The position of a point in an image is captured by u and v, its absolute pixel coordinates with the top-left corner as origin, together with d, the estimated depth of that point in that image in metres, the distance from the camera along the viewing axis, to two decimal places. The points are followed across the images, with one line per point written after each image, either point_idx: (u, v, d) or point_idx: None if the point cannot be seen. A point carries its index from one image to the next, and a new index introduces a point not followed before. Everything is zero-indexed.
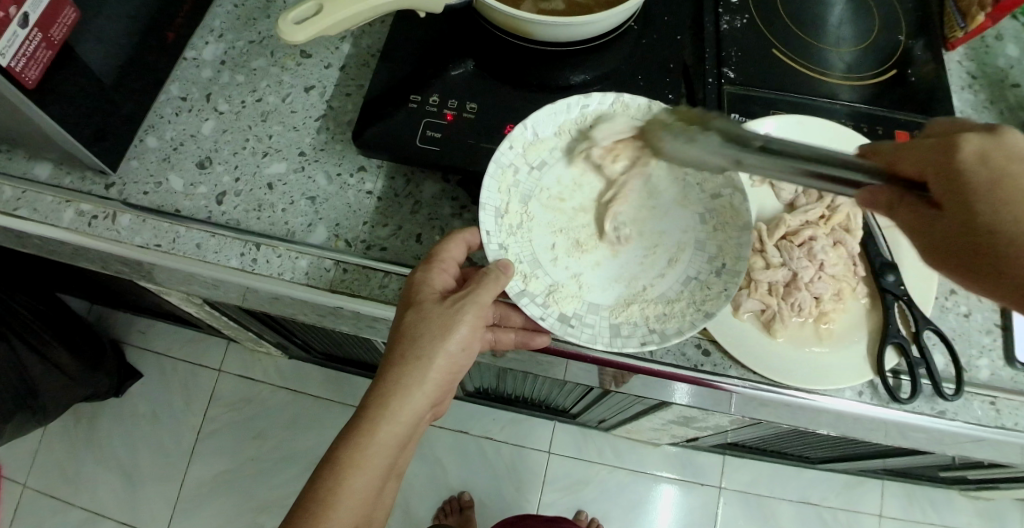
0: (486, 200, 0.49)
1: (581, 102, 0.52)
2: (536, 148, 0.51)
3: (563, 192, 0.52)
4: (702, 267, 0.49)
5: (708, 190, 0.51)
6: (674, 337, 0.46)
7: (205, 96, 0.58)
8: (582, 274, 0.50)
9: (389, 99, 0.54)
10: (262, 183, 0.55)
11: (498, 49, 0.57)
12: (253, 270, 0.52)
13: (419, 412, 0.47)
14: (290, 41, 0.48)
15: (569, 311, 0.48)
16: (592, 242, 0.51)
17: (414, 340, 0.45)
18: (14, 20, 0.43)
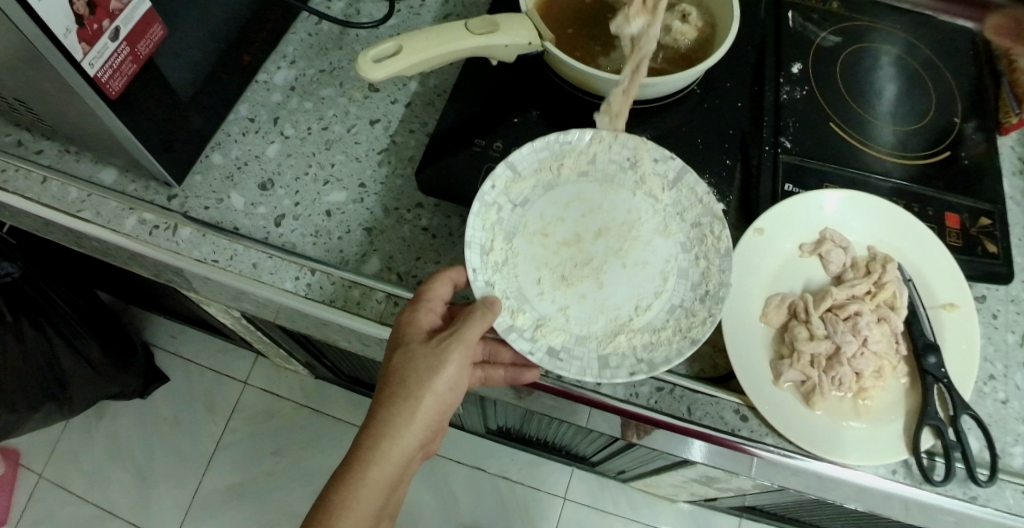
0: (469, 237, 0.48)
1: (561, 137, 0.51)
2: (519, 184, 0.51)
3: (547, 226, 0.51)
4: (687, 295, 0.48)
5: (692, 220, 0.50)
6: (664, 366, 0.45)
7: (273, 120, 0.60)
8: (570, 307, 0.48)
9: (454, 139, 0.55)
10: (321, 210, 0.57)
11: (561, 100, 0.58)
12: (307, 294, 0.53)
13: (410, 453, 0.46)
14: (365, 76, 0.49)
15: (557, 345, 0.47)
16: (578, 274, 0.49)
17: (402, 381, 0.45)
18: (106, 33, 0.46)
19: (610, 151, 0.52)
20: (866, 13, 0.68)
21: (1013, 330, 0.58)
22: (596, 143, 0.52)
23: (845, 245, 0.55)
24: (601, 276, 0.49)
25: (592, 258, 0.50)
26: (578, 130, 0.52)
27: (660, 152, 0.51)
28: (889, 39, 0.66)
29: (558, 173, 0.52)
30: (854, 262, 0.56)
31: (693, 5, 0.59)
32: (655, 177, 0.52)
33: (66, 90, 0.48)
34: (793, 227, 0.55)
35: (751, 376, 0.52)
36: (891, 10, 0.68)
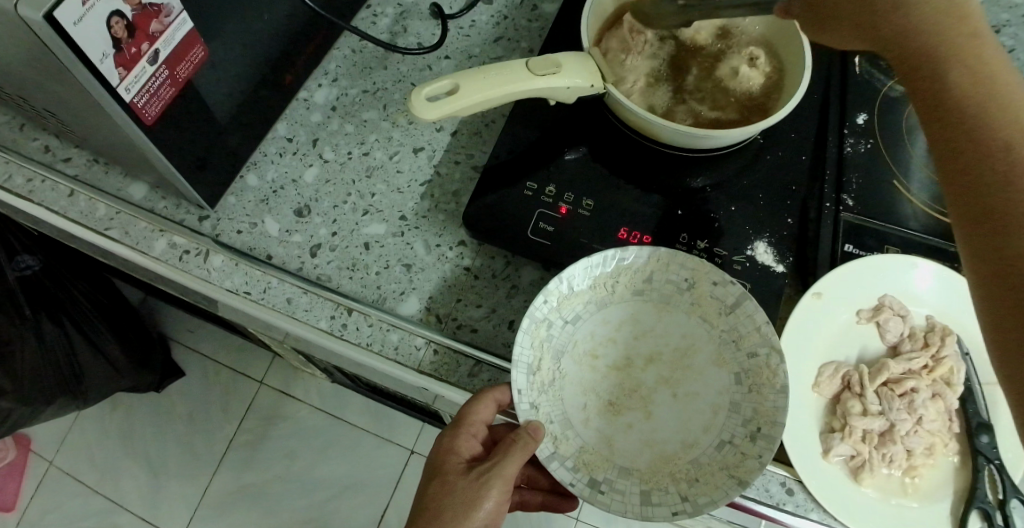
0: (518, 355, 0.46)
1: (619, 254, 0.48)
2: (571, 300, 0.49)
3: (596, 347, 0.49)
4: (738, 429, 0.45)
5: (748, 349, 0.47)
6: (710, 508, 0.42)
7: (312, 141, 0.57)
8: (614, 437, 0.46)
9: (503, 179, 0.53)
10: (359, 242, 0.54)
11: (629, 150, 0.55)
12: (342, 335, 0.51)
13: None
14: (418, 114, 0.46)
15: (599, 477, 0.45)
16: (625, 402, 0.47)
17: (437, 514, 0.44)
18: (145, 56, 0.42)
19: (667, 269, 0.49)
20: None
21: None
22: (654, 262, 0.49)
23: (904, 313, 0.53)
24: (649, 406, 0.47)
25: (641, 386, 0.48)
26: (637, 248, 0.48)
27: (720, 276, 0.47)
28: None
29: (613, 294, 0.50)
30: (912, 332, 0.53)
31: (762, 48, 0.56)
32: (713, 300, 0.48)
33: (98, 109, 0.44)
34: (850, 294, 0.53)
35: (798, 449, 0.50)
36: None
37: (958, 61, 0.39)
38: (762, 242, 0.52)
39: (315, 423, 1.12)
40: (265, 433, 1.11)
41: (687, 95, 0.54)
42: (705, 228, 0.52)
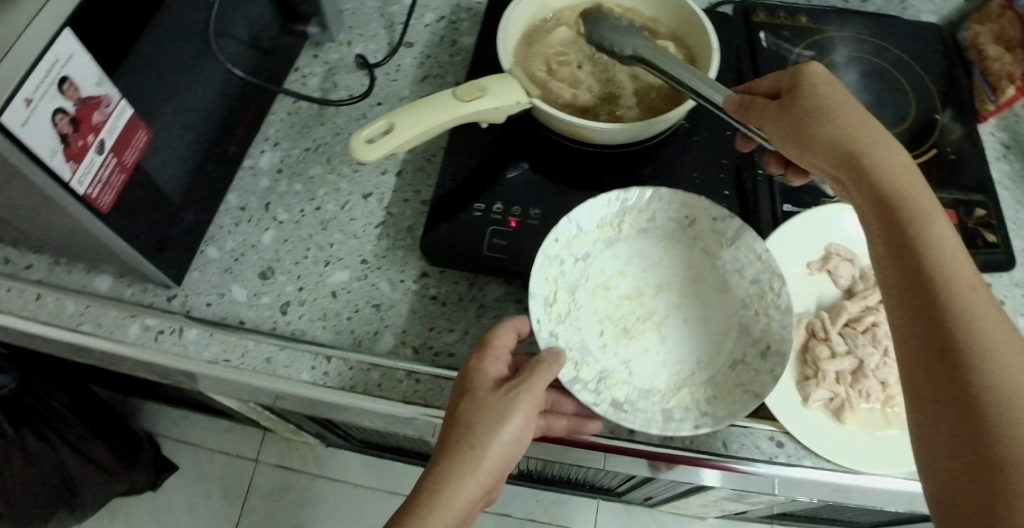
0: (534, 288, 0.49)
1: (622, 196, 0.53)
2: (579, 240, 0.52)
3: (609, 281, 0.52)
4: (748, 348, 0.48)
5: (751, 276, 0.51)
6: (730, 418, 0.45)
7: (264, 205, 0.59)
8: (632, 361, 0.49)
9: (451, 206, 0.55)
10: (326, 291, 0.56)
11: (558, 154, 0.58)
12: (324, 382, 0.52)
13: (470, 503, 0.43)
14: (361, 158, 0.48)
15: (621, 397, 0.46)
16: (638, 328, 0.50)
17: (468, 428, 0.43)
18: (91, 148, 0.43)
19: (669, 208, 0.53)
20: (833, 22, 0.68)
21: None
22: (655, 202, 0.53)
23: (852, 257, 0.56)
24: (661, 330, 0.50)
25: (653, 312, 0.51)
26: (637, 189, 0.53)
27: (719, 212, 0.52)
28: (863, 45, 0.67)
29: (620, 231, 0.53)
30: (862, 273, 0.56)
31: (669, 42, 0.60)
32: (714, 234, 0.53)
33: (52, 209, 0.45)
34: (794, 252, 0.56)
35: (781, 402, 0.52)
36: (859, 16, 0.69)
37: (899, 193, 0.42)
38: None
39: (319, 489, 1.11)
40: (269, 511, 1.09)
41: (611, 95, 0.57)
42: None
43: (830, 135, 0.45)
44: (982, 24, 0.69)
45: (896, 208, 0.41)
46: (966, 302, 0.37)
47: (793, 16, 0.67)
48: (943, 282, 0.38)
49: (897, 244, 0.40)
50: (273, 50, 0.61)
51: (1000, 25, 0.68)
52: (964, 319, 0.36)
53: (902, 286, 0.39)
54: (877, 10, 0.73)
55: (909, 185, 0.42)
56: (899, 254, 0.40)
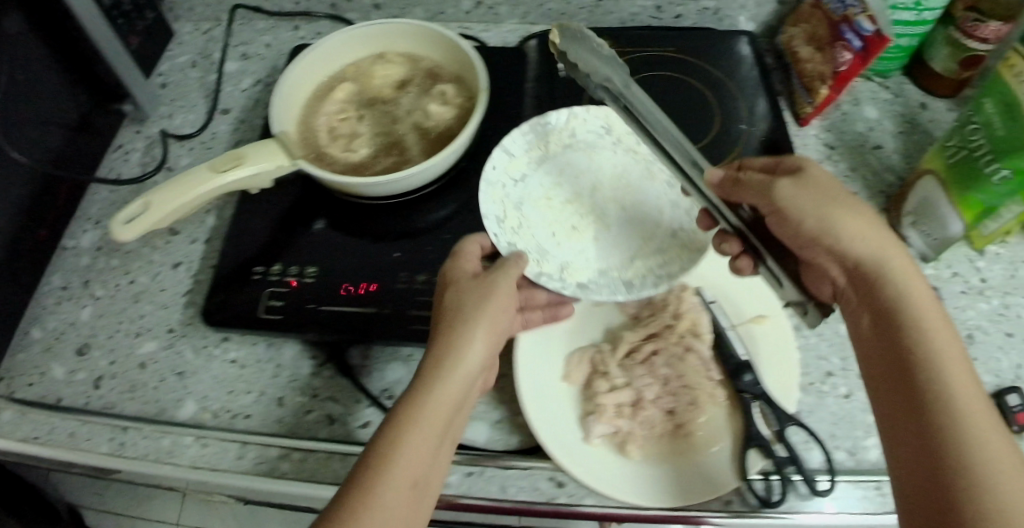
0: (485, 209, 0.58)
1: (543, 122, 0.64)
2: (515, 165, 0.63)
3: (548, 193, 0.63)
4: (684, 218, 0.61)
5: (667, 163, 0.63)
6: (682, 273, 0.58)
7: (84, 283, 0.61)
8: (586, 250, 0.60)
9: (233, 272, 0.56)
10: (135, 363, 0.58)
11: (346, 209, 0.60)
12: (121, 454, 0.53)
13: (474, 371, 0.46)
14: (122, 238, 0.50)
15: (583, 280, 0.58)
16: (585, 224, 0.62)
17: (458, 309, 0.48)
18: None
19: (585, 123, 0.65)
20: (633, 43, 0.71)
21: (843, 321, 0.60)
22: (573, 121, 0.65)
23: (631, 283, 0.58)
24: (602, 221, 0.62)
25: (593, 208, 0.63)
26: (557, 114, 0.64)
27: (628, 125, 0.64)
28: (666, 61, 0.70)
29: (545, 152, 0.64)
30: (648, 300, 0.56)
31: (453, 84, 0.60)
32: (628, 137, 0.65)
33: None
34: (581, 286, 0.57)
35: (561, 440, 0.50)
36: (663, 32, 0.72)
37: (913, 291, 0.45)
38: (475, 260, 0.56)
39: None
40: None
41: (391, 143, 0.58)
42: (421, 262, 0.56)
43: (856, 232, 0.47)
44: (797, 26, 0.69)
45: (898, 314, 0.44)
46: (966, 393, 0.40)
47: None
48: (944, 377, 0.41)
49: (902, 342, 0.44)
50: (88, 129, 0.63)
51: (811, 25, 0.67)
52: (960, 413, 0.40)
53: (898, 377, 0.43)
54: (694, 23, 0.74)
55: (917, 286, 0.45)
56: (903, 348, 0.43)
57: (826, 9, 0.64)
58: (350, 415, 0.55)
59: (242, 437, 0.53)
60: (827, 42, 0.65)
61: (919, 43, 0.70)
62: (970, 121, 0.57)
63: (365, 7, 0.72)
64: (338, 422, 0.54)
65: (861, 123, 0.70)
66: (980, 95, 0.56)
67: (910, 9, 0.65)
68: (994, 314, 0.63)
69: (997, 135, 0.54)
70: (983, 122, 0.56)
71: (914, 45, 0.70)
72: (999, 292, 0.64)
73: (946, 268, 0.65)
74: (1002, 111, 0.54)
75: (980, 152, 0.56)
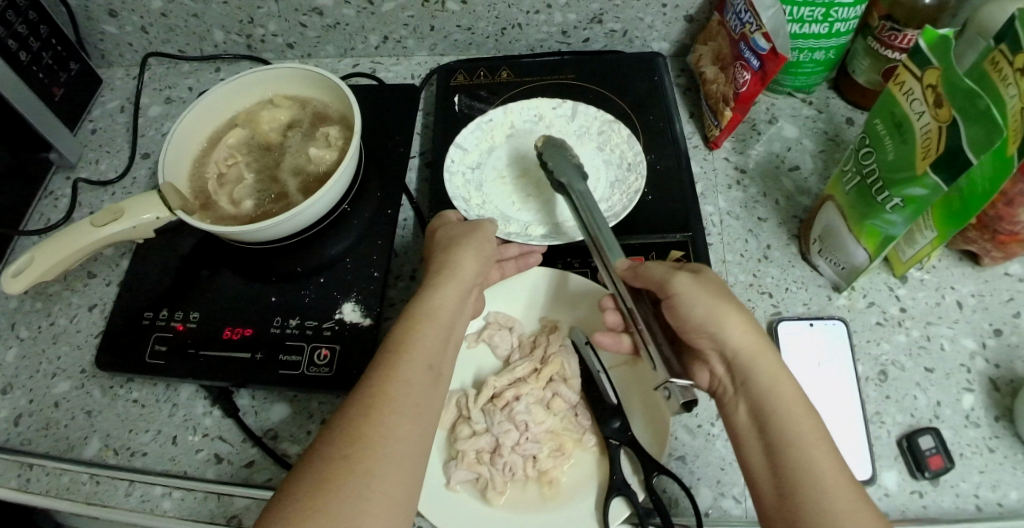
0: (453, 194, 0.62)
1: (485, 118, 0.68)
2: (469, 156, 0.66)
3: (502, 173, 0.65)
4: (616, 170, 0.64)
5: (597, 129, 0.67)
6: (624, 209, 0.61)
7: (10, 325, 0.65)
8: (544, 210, 0.63)
9: (125, 317, 0.58)
10: (50, 401, 0.60)
11: (237, 252, 0.61)
12: (27, 489, 0.55)
13: (456, 304, 0.51)
14: (11, 291, 0.51)
15: (544, 233, 0.61)
16: (537, 192, 0.64)
17: (442, 254, 0.53)
18: None
19: (521, 114, 0.68)
20: (534, 72, 0.73)
21: None
22: (510, 115, 0.68)
23: (510, 325, 0.57)
24: (551, 187, 0.65)
25: (545, 178, 0.65)
26: (494, 111, 0.68)
27: (555, 101, 0.68)
28: (561, 88, 0.72)
29: (493, 143, 0.67)
30: (522, 341, 0.57)
31: (338, 126, 0.63)
32: (559, 116, 0.68)
33: None
34: None
35: (421, 486, 0.50)
36: (564, 61, 0.74)
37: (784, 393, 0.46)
38: (350, 303, 0.56)
39: None
40: None
41: (277, 187, 0.61)
42: (299, 306, 0.57)
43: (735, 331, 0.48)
44: (705, 44, 0.71)
45: (772, 417, 0.45)
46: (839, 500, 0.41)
47: (494, 72, 0.73)
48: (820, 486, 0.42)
49: (774, 446, 0.44)
50: (16, 175, 0.66)
51: (716, 44, 0.69)
52: (828, 516, 0.41)
53: (779, 483, 0.43)
54: (605, 46, 0.76)
55: (784, 386, 0.46)
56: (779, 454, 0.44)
57: (728, 29, 0.66)
58: (237, 455, 0.56)
59: (132, 475, 0.55)
60: (728, 61, 0.66)
61: (838, 57, 0.67)
62: (865, 145, 0.54)
63: (278, 48, 0.78)
64: (225, 462, 0.56)
65: (779, 142, 0.71)
66: (872, 116, 0.53)
67: (819, 22, 0.62)
68: (915, 347, 0.60)
69: (888, 159, 0.51)
70: (877, 145, 0.52)
71: (832, 59, 0.67)
72: (920, 323, 0.61)
73: (861, 297, 0.62)
74: (892, 134, 0.51)
75: (872, 177, 0.53)
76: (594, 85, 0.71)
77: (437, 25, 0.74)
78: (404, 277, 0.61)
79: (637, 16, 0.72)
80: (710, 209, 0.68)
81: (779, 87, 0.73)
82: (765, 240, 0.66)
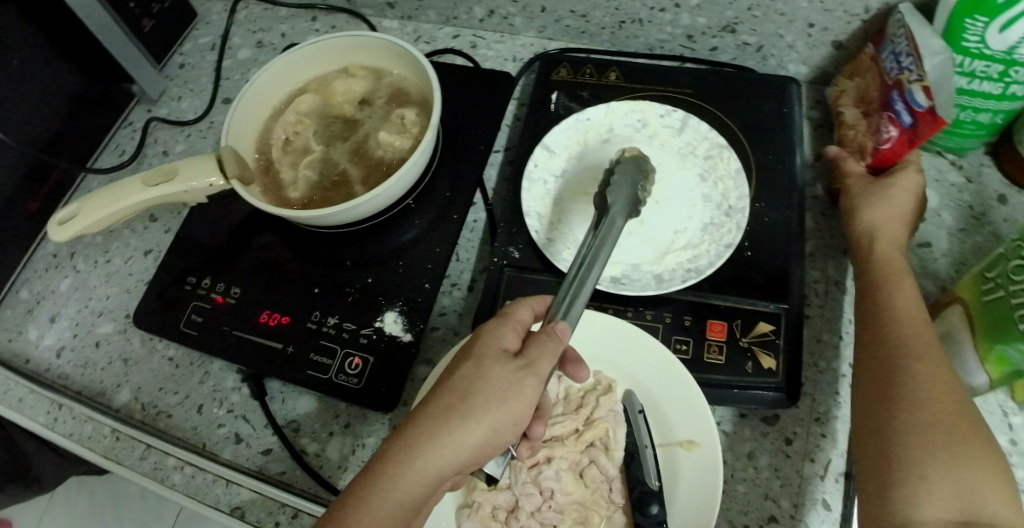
0: (526, 207, 0.56)
1: (581, 117, 0.59)
2: (553, 160, 0.58)
3: (586, 186, 0.57)
4: (714, 212, 0.55)
5: (704, 154, 0.58)
6: (710, 268, 0.52)
7: (70, 254, 0.65)
8: (621, 243, 0.55)
9: (170, 278, 0.57)
10: (91, 341, 0.61)
11: (290, 230, 0.58)
12: (53, 428, 0.57)
13: (478, 445, 0.39)
14: (58, 239, 0.51)
15: (617, 275, 0.54)
16: None
17: (475, 381, 0.41)
18: None
19: (622, 118, 0.59)
20: (646, 77, 0.64)
21: (807, 459, 0.51)
22: (610, 115, 0.60)
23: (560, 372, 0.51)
24: (640, 215, 0.56)
25: None
26: (593, 109, 0.59)
27: (665, 108, 0.59)
28: (672, 102, 0.62)
29: (585, 145, 0.59)
30: (569, 394, 0.51)
31: (415, 110, 0.57)
32: (665, 128, 0.59)
33: None
34: None
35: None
36: (684, 72, 0.64)
37: (895, 313, 0.44)
38: (393, 312, 0.52)
39: None
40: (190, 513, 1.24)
41: (338, 169, 0.56)
42: (340, 303, 0.53)
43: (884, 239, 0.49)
44: (853, 79, 0.60)
45: (884, 325, 0.44)
46: (947, 422, 0.39)
47: (601, 71, 0.64)
48: (913, 397, 0.40)
49: (880, 356, 0.43)
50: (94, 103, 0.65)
51: (868, 81, 0.57)
52: (913, 423, 0.39)
53: (867, 396, 0.42)
54: (734, 59, 0.66)
55: (907, 301, 0.45)
56: (887, 376, 0.42)
57: (880, 72, 0.55)
58: (256, 439, 0.54)
59: (149, 438, 0.54)
60: (874, 107, 0.55)
61: (1005, 122, 0.55)
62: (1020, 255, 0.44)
63: (378, 5, 0.72)
64: (243, 444, 0.54)
65: None
66: None
67: (994, 80, 0.51)
68: None
69: None
70: None
71: (998, 124, 0.55)
72: None
73: None
74: None
75: (1016, 299, 0.43)
76: (712, 105, 0.62)
77: (548, 7, 0.65)
78: (460, 286, 0.56)
79: (777, 33, 0.61)
80: (816, 276, 0.57)
81: (929, 144, 0.61)
82: None
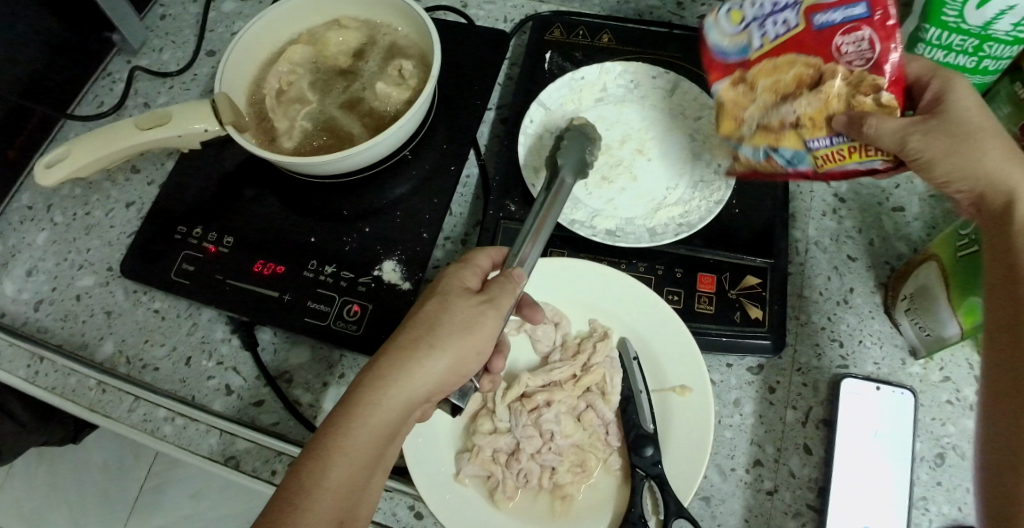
0: (522, 161, 0.56)
1: (575, 76, 0.60)
2: (546, 117, 0.59)
3: None
4: (704, 170, 0.57)
5: (693, 115, 0.60)
6: (701, 222, 0.54)
7: (46, 206, 0.63)
8: (615, 199, 0.57)
9: (156, 228, 0.56)
10: (71, 294, 0.59)
11: (283, 181, 0.57)
12: (35, 381, 0.55)
13: (442, 375, 0.41)
14: (44, 183, 0.49)
15: (612, 228, 0.55)
16: (614, 174, 0.58)
17: (438, 318, 0.42)
18: None
19: (616, 79, 0.61)
20: (637, 42, 0.65)
21: (790, 406, 0.53)
22: (604, 76, 0.61)
23: (557, 319, 0.52)
24: (633, 172, 0.58)
25: (621, 160, 0.58)
26: (587, 68, 0.61)
27: (657, 70, 0.61)
28: (662, 65, 0.63)
29: (580, 104, 0.60)
30: (565, 342, 0.52)
31: (412, 63, 0.57)
32: (655, 90, 0.61)
33: None
34: None
35: (427, 476, 0.46)
36: (673, 36, 0.66)
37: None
38: (390, 261, 0.52)
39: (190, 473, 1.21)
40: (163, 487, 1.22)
41: (333, 120, 0.56)
42: (336, 253, 0.53)
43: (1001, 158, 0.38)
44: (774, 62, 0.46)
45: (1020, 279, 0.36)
46: None
47: (593, 33, 0.65)
48: None
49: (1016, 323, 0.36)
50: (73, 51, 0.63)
51: None
52: None
53: (997, 380, 0.36)
54: None
55: None
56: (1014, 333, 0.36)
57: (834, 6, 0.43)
58: (248, 391, 0.54)
59: (138, 389, 0.54)
60: None
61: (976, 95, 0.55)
62: None
63: None
64: (234, 395, 0.54)
65: None
66: None
67: (967, 54, 0.50)
68: None
69: None
70: None
71: None
72: None
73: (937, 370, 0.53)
74: None
75: None
76: (700, 69, 0.63)
77: None
78: (454, 239, 0.57)
79: None
80: (798, 235, 0.60)
81: None
82: (848, 283, 0.57)
